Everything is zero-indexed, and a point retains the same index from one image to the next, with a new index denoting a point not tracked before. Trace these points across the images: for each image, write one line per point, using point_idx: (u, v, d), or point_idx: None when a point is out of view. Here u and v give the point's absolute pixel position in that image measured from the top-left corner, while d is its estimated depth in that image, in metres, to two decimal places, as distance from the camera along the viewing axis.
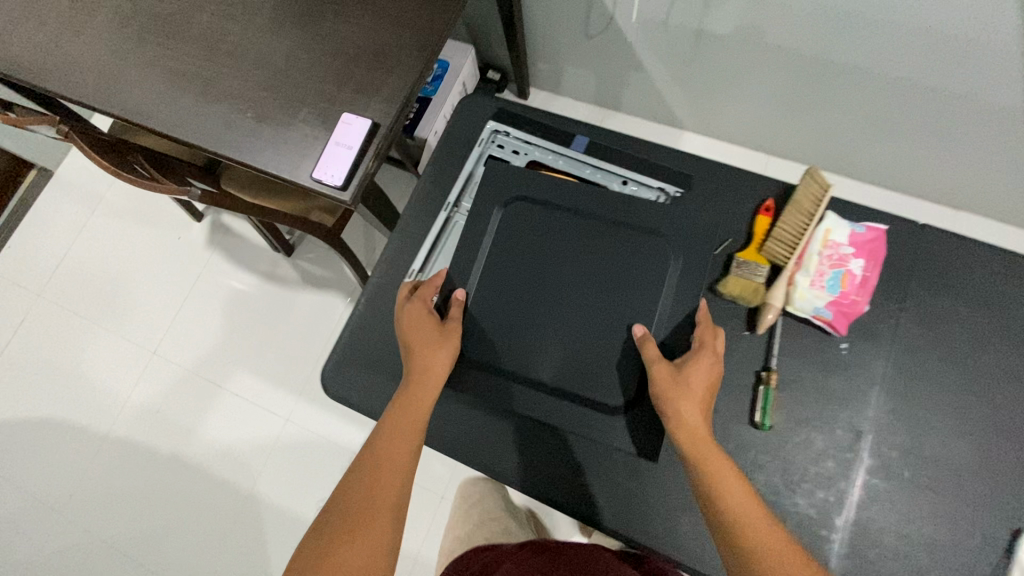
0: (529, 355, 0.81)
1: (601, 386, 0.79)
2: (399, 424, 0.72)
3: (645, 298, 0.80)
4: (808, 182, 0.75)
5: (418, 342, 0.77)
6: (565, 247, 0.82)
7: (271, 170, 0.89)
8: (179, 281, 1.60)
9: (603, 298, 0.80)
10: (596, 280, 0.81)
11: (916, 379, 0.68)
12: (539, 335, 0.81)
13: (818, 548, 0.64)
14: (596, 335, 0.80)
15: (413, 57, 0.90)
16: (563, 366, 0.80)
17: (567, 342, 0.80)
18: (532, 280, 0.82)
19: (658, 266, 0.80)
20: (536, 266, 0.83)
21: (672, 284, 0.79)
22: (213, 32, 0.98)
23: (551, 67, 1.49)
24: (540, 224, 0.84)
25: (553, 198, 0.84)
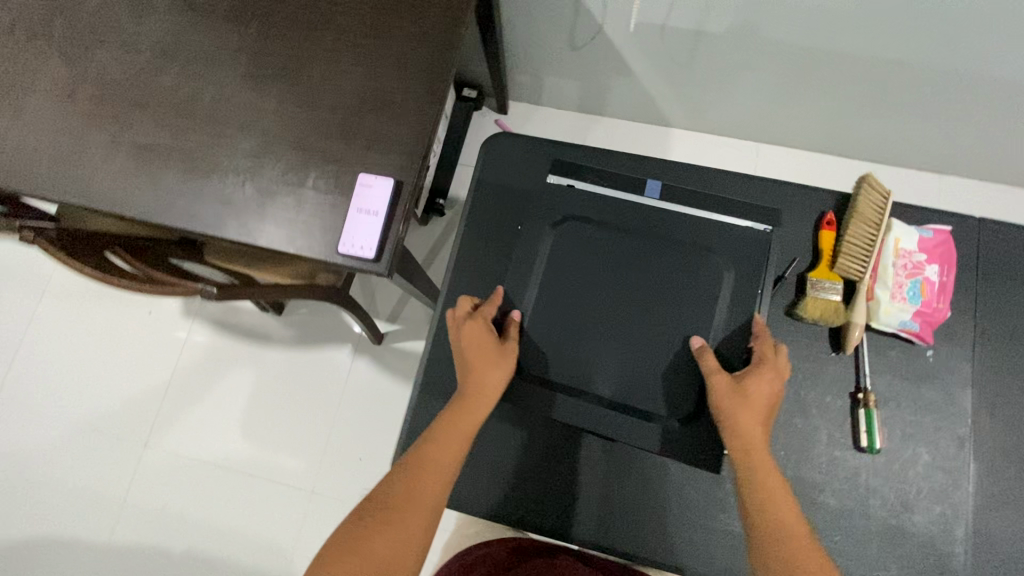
0: (584, 403, 0.67)
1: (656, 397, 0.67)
2: (435, 448, 0.59)
3: (709, 332, 0.68)
4: (868, 189, 0.72)
5: (473, 359, 0.64)
6: (617, 270, 0.70)
7: (286, 247, 0.79)
8: (158, 360, 1.44)
9: (660, 331, 0.68)
10: (656, 296, 0.68)
11: (1009, 378, 0.69)
12: (594, 379, 0.68)
13: (949, 565, 0.63)
14: (656, 374, 0.67)
15: (423, 102, 0.82)
16: (616, 393, 0.67)
17: (624, 384, 0.67)
18: (580, 312, 0.69)
19: (720, 292, 0.68)
20: (593, 306, 0.69)
21: (731, 308, 0.68)
22: (184, 95, 0.86)
23: (531, 79, 1.42)
24: (598, 245, 0.71)
25: (600, 219, 0.72)
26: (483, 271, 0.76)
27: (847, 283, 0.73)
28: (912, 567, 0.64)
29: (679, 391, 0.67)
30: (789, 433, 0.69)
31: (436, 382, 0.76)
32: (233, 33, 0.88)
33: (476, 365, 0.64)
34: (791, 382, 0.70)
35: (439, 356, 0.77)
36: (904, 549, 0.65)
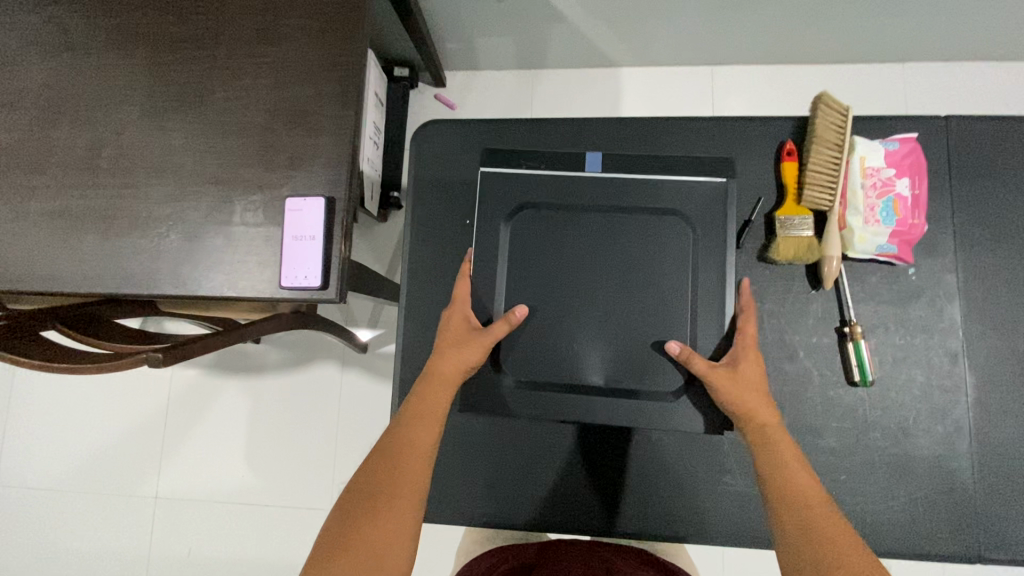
0: (574, 398, 0.61)
1: (648, 374, 0.61)
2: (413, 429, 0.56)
3: (683, 300, 0.61)
4: (824, 109, 0.67)
5: (446, 339, 0.60)
6: (585, 249, 0.63)
7: (227, 290, 0.74)
8: (147, 412, 1.41)
9: (632, 306, 0.62)
10: (622, 273, 0.62)
11: (999, 280, 0.66)
12: (581, 368, 0.62)
13: (957, 482, 0.63)
14: (643, 351, 0.61)
15: (339, 105, 0.75)
16: (609, 379, 0.61)
17: (611, 366, 0.61)
18: (553, 299, 0.62)
19: (688, 254, 0.62)
20: (567, 290, 0.62)
21: (702, 270, 0.62)
22: (84, 147, 0.79)
23: (462, 45, 1.33)
24: (559, 228, 0.63)
25: (560, 193, 0.63)
26: (437, 276, 0.74)
27: (818, 215, 0.69)
28: (919, 490, 0.63)
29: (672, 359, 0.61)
30: (779, 381, 0.67)
31: None
32: (117, 68, 0.80)
33: (448, 343, 0.60)
34: (774, 329, 0.67)
35: (412, 370, 0.73)
36: (911, 474, 0.63)
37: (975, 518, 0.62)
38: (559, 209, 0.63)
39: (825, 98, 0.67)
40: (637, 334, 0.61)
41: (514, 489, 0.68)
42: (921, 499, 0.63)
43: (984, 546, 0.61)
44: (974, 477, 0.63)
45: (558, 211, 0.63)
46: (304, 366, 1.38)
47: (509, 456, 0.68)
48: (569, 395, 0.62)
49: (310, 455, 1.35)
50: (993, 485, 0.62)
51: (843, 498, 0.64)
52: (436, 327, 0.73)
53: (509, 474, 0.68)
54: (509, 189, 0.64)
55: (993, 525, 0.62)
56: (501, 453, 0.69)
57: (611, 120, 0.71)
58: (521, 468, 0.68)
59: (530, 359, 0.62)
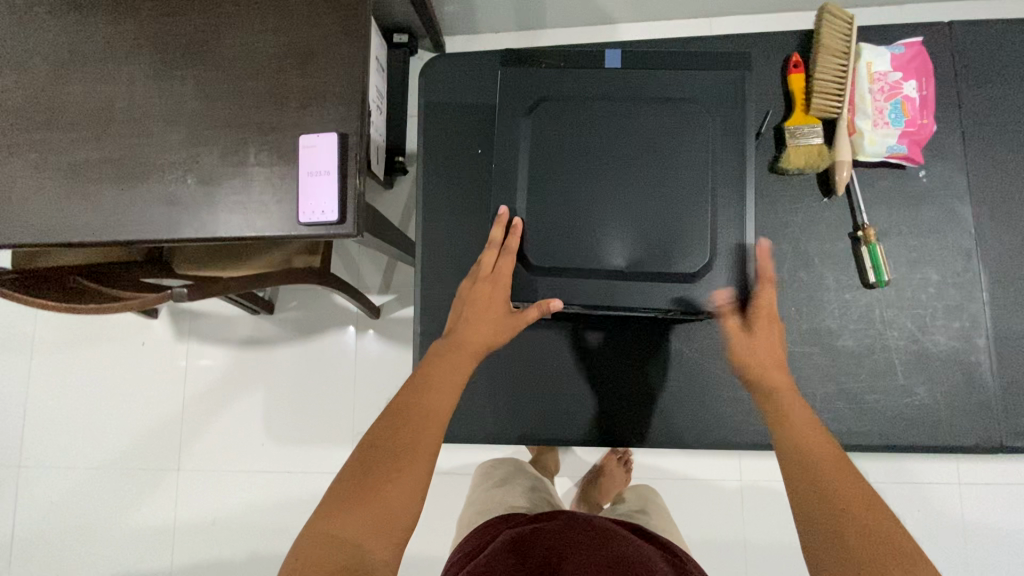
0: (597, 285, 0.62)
1: (673, 256, 0.61)
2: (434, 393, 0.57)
3: (708, 189, 0.61)
4: (829, 19, 0.67)
5: (475, 308, 0.62)
6: (604, 141, 0.62)
7: (245, 230, 0.75)
8: (164, 387, 1.42)
9: (654, 193, 0.61)
10: (643, 161, 0.62)
11: (1008, 178, 0.67)
12: (603, 252, 0.62)
13: (975, 375, 0.64)
14: (667, 237, 0.61)
15: (347, 44, 0.76)
16: (633, 264, 0.61)
17: (632, 251, 0.61)
18: (574, 191, 0.62)
19: (712, 141, 0.62)
20: (584, 176, 0.62)
21: (720, 162, 0.62)
22: (96, 101, 0.80)
23: (459, 6, 1.33)
24: (578, 121, 0.63)
25: (573, 86, 0.63)
26: (452, 205, 0.75)
27: (827, 124, 0.69)
28: (940, 385, 0.64)
29: (694, 242, 0.61)
30: (795, 288, 0.67)
31: (435, 328, 0.74)
32: (125, 21, 0.81)
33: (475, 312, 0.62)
34: (788, 237, 0.68)
35: (431, 300, 0.74)
36: (930, 370, 0.64)
37: (994, 408, 0.63)
38: (573, 101, 0.63)
39: (829, 8, 0.67)
40: (660, 219, 0.61)
41: (543, 406, 0.74)
42: (941, 394, 0.64)
43: (1004, 435, 0.63)
44: (993, 371, 0.64)
45: (577, 106, 0.63)
46: (318, 335, 1.39)
47: (528, 365, 0.74)
48: (591, 281, 0.62)
49: (327, 421, 1.36)
50: (1012, 376, 0.63)
51: (863, 397, 0.65)
52: (453, 256, 0.74)
53: (525, 383, 0.74)
54: (529, 83, 0.63)
55: (1011, 414, 0.63)
56: (528, 373, 0.74)
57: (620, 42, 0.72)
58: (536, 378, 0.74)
59: (550, 246, 0.62)
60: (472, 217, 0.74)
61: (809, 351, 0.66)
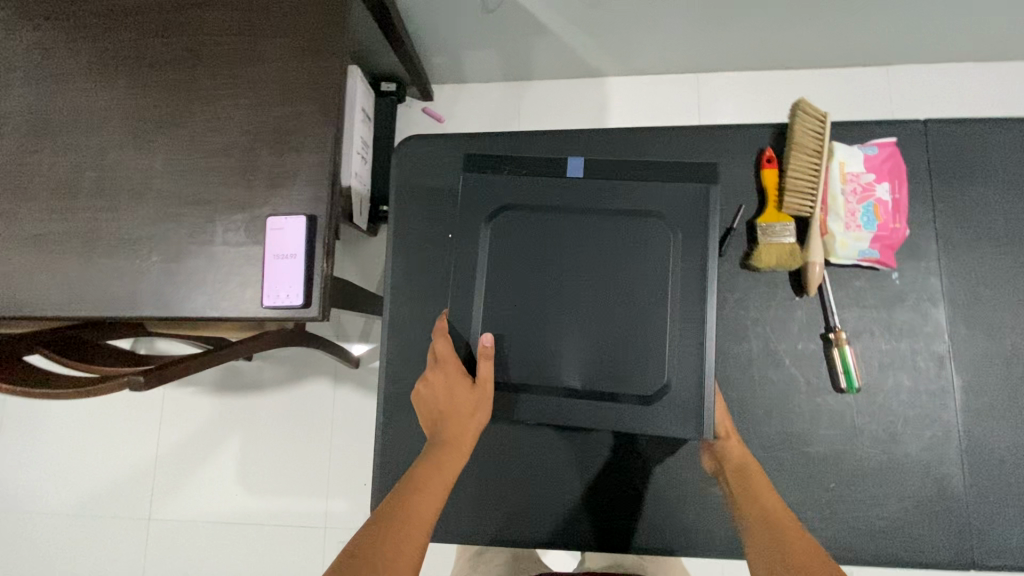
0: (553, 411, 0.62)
1: (629, 378, 0.61)
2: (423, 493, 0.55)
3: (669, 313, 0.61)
4: (802, 116, 0.67)
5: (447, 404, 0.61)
6: (564, 257, 0.62)
7: (210, 310, 0.74)
8: (139, 432, 1.40)
9: (612, 312, 0.61)
10: (603, 279, 0.61)
11: (982, 283, 0.66)
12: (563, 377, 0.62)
13: (947, 488, 0.62)
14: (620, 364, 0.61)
15: (321, 124, 0.76)
16: (588, 385, 0.61)
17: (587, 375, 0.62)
18: (532, 307, 0.62)
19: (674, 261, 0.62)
20: (547, 292, 0.62)
21: (680, 273, 0.61)
22: (65, 170, 0.79)
23: (447, 58, 1.34)
24: (539, 235, 0.63)
25: (540, 196, 0.63)
26: (421, 290, 0.74)
27: (801, 221, 0.68)
28: (911, 496, 0.62)
29: (650, 361, 0.60)
30: (765, 389, 0.66)
31: (401, 415, 0.72)
32: (98, 90, 0.80)
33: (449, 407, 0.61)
34: (759, 336, 0.67)
35: (398, 387, 0.73)
36: (900, 480, 0.63)
37: (967, 524, 0.61)
38: (537, 211, 0.63)
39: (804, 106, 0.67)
40: (616, 339, 0.61)
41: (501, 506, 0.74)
42: (912, 506, 0.62)
43: (977, 552, 0.61)
44: (966, 483, 0.62)
45: (539, 218, 0.63)
46: (297, 383, 1.37)
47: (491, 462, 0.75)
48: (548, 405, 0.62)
49: (302, 473, 1.33)
50: (986, 490, 0.62)
51: (832, 506, 0.63)
52: (421, 342, 0.73)
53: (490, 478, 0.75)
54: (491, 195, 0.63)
55: (984, 530, 0.61)
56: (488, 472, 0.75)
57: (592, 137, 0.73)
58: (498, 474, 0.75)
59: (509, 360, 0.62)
60: (441, 302, 0.73)
61: (779, 457, 0.65)
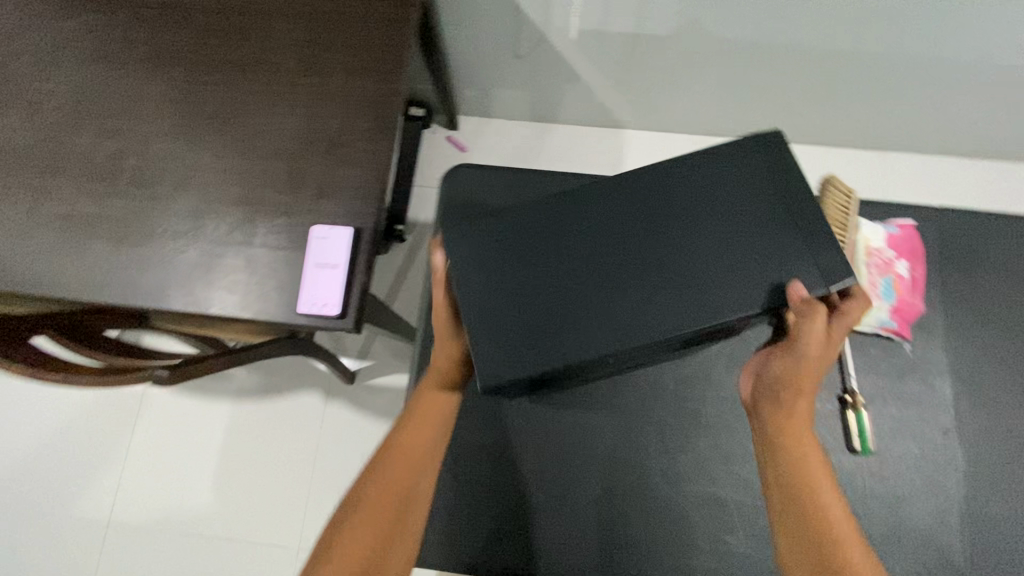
0: (493, 336, 0.58)
1: (501, 321, 0.58)
2: (406, 443, 0.64)
3: (641, 297, 0.57)
4: (832, 190, 0.73)
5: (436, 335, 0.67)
6: (578, 252, 0.59)
7: (239, 310, 0.73)
8: (107, 428, 1.33)
9: (550, 284, 0.58)
10: (585, 256, 0.59)
11: (981, 364, 0.71)
12: (514, 287, 0.59)
13: (948, 553, 0.65)
14: (572, 324, 0.57)
15: (376, 141, 0.77)
16: (494, 323, 0.58)
17: (535, 312, 0.58)
18: (526, 265, 0.60)
19: (683, 258, 0.58)
20: (537, 251, 0.60)
21: (604, 232, 0.60)
22: (103, 154, 0.78)
23: (479, 92, 1.39)
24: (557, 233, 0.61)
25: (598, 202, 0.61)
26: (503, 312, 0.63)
27: None
28: (915, 561, 0.65)
29: (518, 315, 0.58)
30: None
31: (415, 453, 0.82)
32: (152, 80, 0.81)
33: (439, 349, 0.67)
34: None
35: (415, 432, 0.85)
36: (906, 545, 0.66)
37: None
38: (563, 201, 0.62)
39: (809, 304, 0.53)
40: (536, 303, 0.58)
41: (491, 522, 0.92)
42: (916, 569, 0.65)
43: None
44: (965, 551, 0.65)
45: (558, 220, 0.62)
46: (286, 394, 1.34)
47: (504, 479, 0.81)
48: (485, 319, 0.58)
49: (278, 491, 1.28)
50: (979, 558, 0.65)
51: None
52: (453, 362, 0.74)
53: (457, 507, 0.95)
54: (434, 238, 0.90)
55: None
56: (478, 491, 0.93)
57: None
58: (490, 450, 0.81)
59: (470, 306, 0.59)
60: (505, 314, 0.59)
61: None
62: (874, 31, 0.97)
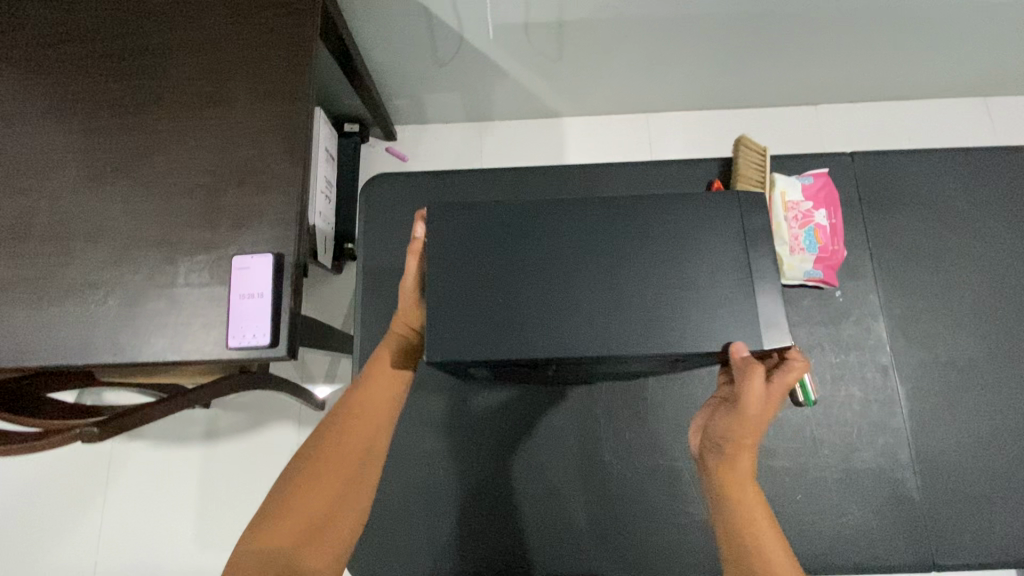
0: (452, 327, 0.46)
1: (469, 302, 0.47)
2: (358, 414, 0.60)
3: (598, 310, 0.46)
4: (745, 150, 0.74)
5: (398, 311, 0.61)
6: (562, 250, 0.48)
7: (170, 353, 0.71)
8: (78, 492, 1.30)
9: (524, 272, 0.47)
10: (572, 250, 0.48)
11: (912, 299, 0.72)
12: (491, 270, 0.47)
13: (903, 490, 0.66)
14: (528, 326, 0.46)
15: (289, 163, 0.76)
16: (461, 297, 0.47)
17: (495, 303, 0.46)
18: (509, 244, 0.48)
19: (650, 278, 0.47)
20: (519, 241, 0.48)
21: (594, 234, 0.48)
22: (11, 216, 0.76)
23: (410, 101, 1.38)
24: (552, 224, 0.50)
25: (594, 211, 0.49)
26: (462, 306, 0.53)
27: None
28: (872, 502, 0.65)
29: (486, 306, 0.47)
30: None
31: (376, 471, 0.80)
32: (53, 134, 0.79)
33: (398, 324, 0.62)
34: None
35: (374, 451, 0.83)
36: (862, 488, 0.66)
37: (924, 526, 0.64)
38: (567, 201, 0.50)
39: (747, 366, 0.47)
40: (510, 289, 0.47)
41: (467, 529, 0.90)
42: (874, 512, 0.65)
43: (937, 554, 0.64)
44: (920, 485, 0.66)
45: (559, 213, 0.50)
46: (258, 429, 1.32)
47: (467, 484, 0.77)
48: (447, 308, 0.46)
49: None
50: (936, 491, 0.65)
51: (799, 515, 0.66)
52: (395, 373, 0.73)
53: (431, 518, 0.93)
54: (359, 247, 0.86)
55: (940, 531, 0.64)
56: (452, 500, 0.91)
57: (549, 180, 0.82)
58: (450, 449, 0.76)
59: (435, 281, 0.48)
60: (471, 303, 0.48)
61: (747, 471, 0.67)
62: None
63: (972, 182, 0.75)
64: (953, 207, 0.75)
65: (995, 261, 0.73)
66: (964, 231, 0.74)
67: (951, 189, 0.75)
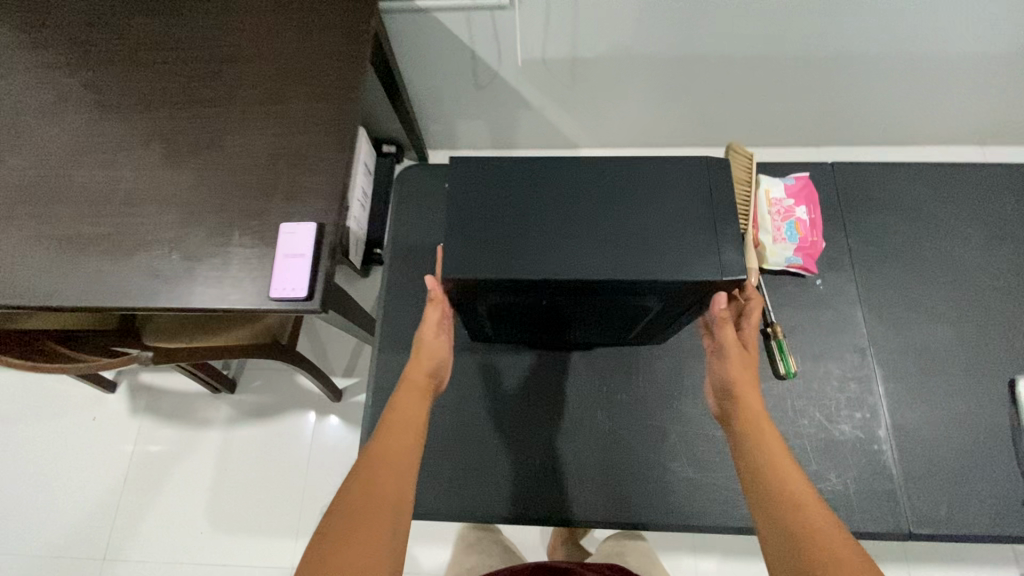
0: (465, 249, 0.54)
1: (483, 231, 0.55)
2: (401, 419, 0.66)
3: (591, 241, 0.54)
4: (736, 155, 0.82)
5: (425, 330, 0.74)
6: (563, 197, 0.57)
7: (219, 302, 0.82)
8: (102, 465, 1.37)
9: (530, 212, 0.56)
10: (572, 197, 0.57)
11: (884, 293, 0.80)
12: (505, 207, 0.56)
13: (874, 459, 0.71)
14: (530, 254, 0.54)
15: (337, 151, 0.89)
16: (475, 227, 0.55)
17: (494, 230, 0.55)
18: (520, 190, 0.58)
19: (625, 223, 0.55)
20: (529, 191, 0.57)
21: (592, 185, 0.57)
22: (99, 184, 0.90)
23: (444, 126, 1.53)
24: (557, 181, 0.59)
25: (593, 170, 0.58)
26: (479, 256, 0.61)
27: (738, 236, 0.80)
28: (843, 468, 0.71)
29: (498, 235, 0.55)
30: None
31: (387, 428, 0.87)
32: (143, 119, 0.94)
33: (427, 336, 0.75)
34: None
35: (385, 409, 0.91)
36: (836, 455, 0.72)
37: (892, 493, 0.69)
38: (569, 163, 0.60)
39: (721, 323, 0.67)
40: (520, 223, 0.55)
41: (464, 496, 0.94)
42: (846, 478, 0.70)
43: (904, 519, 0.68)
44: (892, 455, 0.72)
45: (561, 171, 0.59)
46: (276, 416, 1.39)
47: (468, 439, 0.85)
48: (462, 234, 0.55)
49: (271, 510, 1.31)
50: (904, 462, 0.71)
51: None
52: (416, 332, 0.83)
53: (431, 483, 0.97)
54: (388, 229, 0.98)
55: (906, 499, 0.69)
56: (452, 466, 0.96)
57: None
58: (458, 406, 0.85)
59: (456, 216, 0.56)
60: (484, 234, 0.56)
61: None
62: (773, 35, 1.12)
63: (939, 194, 0.85)
64: (921, 216, 0.84)
65: (959, 263, 0.81)
66: (931, 237, 0.82)
67: (920, 200, 0.84)
